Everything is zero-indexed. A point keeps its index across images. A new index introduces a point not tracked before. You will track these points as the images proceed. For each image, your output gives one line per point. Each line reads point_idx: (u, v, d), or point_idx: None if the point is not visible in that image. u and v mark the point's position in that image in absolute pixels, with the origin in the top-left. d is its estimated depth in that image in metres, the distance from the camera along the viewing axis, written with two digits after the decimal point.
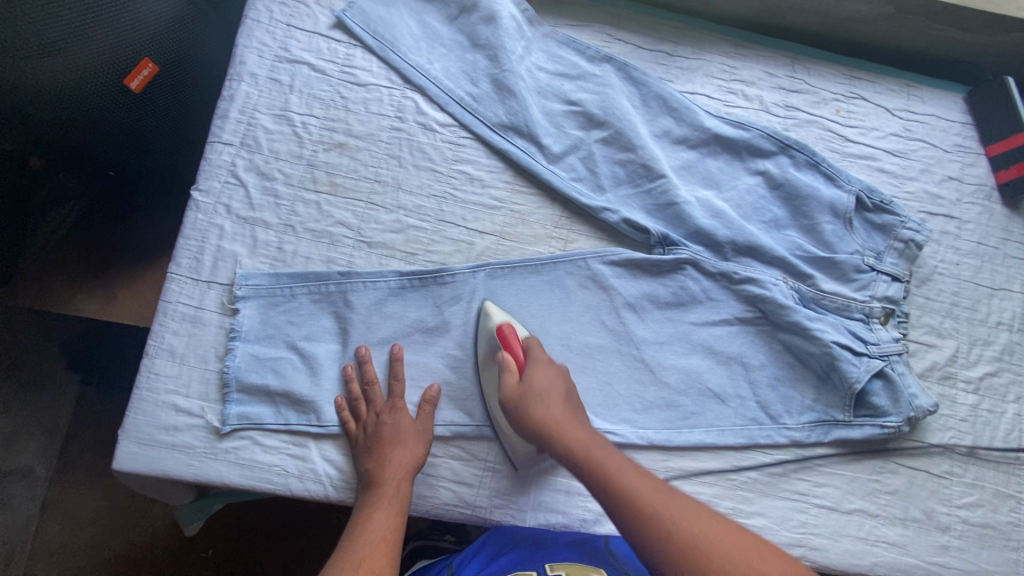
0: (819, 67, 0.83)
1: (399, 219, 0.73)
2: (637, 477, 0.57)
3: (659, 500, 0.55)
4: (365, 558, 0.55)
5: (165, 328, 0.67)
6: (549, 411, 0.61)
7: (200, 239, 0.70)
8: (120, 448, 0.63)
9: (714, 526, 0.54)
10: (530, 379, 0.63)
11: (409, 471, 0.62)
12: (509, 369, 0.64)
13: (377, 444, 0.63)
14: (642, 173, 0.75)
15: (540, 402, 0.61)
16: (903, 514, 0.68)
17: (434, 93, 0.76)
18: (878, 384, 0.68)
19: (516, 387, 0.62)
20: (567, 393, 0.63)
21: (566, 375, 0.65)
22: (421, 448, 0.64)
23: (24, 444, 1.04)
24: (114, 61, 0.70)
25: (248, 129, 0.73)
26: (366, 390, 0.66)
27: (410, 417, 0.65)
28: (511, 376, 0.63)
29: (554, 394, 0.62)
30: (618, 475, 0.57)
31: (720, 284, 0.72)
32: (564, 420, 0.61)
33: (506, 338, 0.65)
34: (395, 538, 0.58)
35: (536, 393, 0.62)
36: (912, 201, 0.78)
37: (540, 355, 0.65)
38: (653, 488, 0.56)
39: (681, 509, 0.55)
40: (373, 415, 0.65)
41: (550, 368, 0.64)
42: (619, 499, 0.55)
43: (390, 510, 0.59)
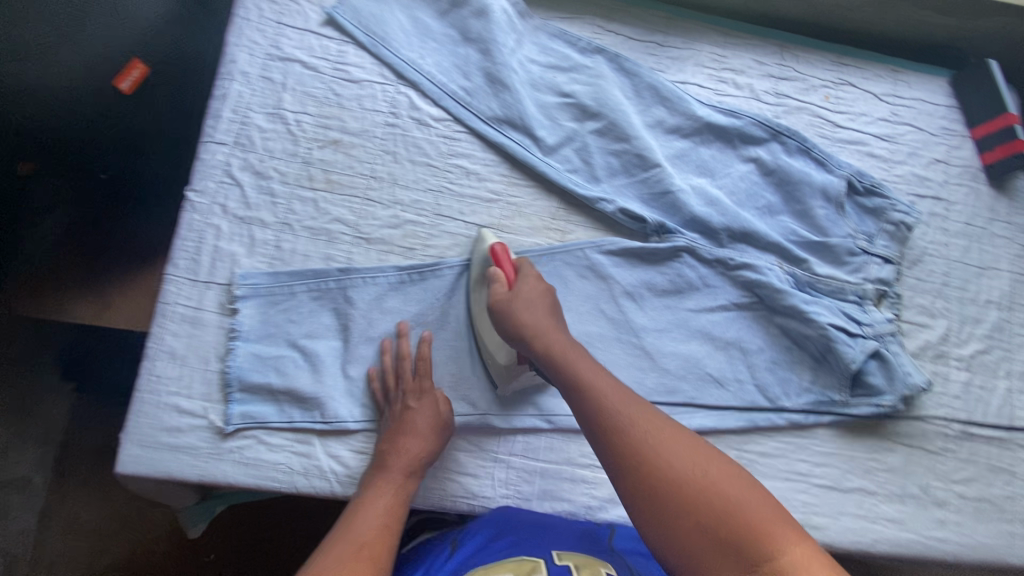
0: (807, 55, 0.85)
1: (396, 215, 0.73)
2: (609, 381, 0.56)
3: (625, 405, 0.53)
4: (364, 540, 0.56)
5: (164, 330, 0.67)
6: (532, 317, 0.60)
7: (197, 239, 0.69)
8: (123, 451, 0.62)
9: (673, 435, 0.51)
10: (518, 289, 0.62)
11: (419, 461, 0.62)
12: (499, 281, 0.63)
13: (396, 427, 0.63)
14: (637, 163, 0.76)
15: (525, 310, 0.60)
16: (901, 491, 0.69)
17: (428, 88, 0.76)
18: (873, 364, 0.69)
19: (503, 295, 0.62)
20: (554, 308, 0.62)
21: (555, 295, 0.64)
22: (436, 441, 0.63)
23: (19, 455, 1.05)
24: (104, 59, 0.70)
25: (242, 128, 0.73)
26: (398, 364, 0.67)
27: (433, 404, 0.65)
28: (500, 288, 0.63)
29: (541, 304, 0.61)
30: (589, 376, 0.55)
31: (717, 271, 0.73)
32: (547, 325, 0.60)
33: (500, 257, 0.65)
34: (397, 523, 0.58)
35: (523, 299, 0.61)
36: (900, 184, 0.79)
37: (531, 272, 0.64)
38: (621, 394, 0.55)
39: (645, 416, 0.53)
40: (399, 392, 0.65)
41: (541, 285, 0.63)
42: (584, 397, 0.54)
43: (395, 498, 0.60)
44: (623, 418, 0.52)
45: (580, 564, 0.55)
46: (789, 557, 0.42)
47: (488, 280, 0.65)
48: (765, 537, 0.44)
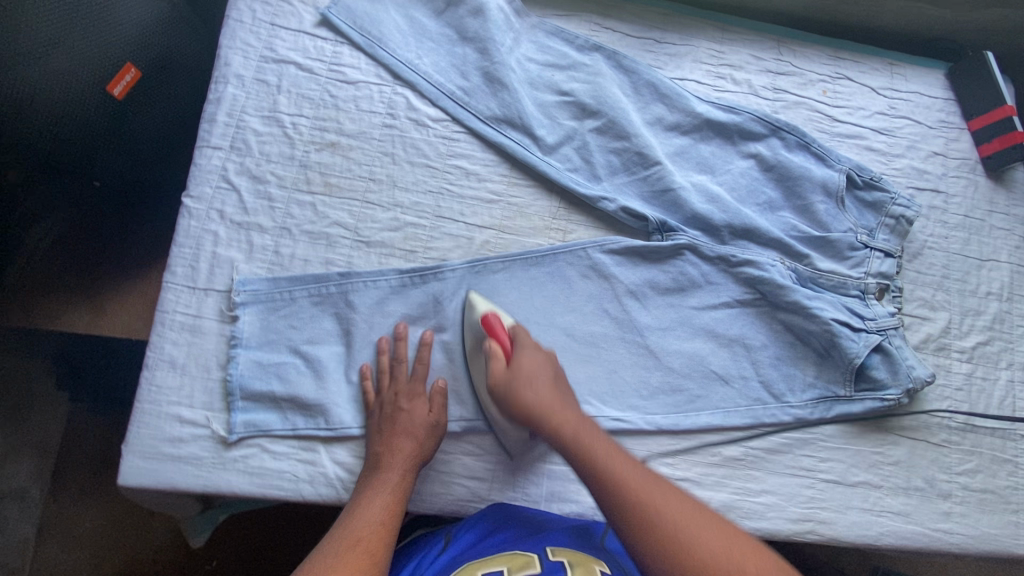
0: (804, 49, 0.84)
1: (396, 217, 0.72)
2: (623, 461, 0.56)
3: (646, 487, 0.54)
4: (362, 537, 0.55)
5: (163, 339, 0.66)
6: (538, 396, 0.60)
7: (194, 246, 0.68)
8: (125, 463, 0.62)
9: (700, 521, 0.52)
10: (519, 363, 0.62)
11: (413, 458, 0.61)
12: (497, 355, 0.63)
13: (390, 429, 0.62)
14: (637, 161, 0.75)
15: (528, 387, 0.61)
16: (906, 484, 0.70)
17: (425, 89, 0.76)
18: (876, 358, 0.69)
19: (503, 373, 0.62)
20: (555, 379, 0.63)
21: (556, 362, 0.65)
22: (429, 440, 0.63)
23: (16, 467, 1.03)
24: (94, 65, 0.68)
25: (237, 132, 0.72)
26: (393, 365, 0.66)
27: (426, 407, 0.65)
28: (498, 363, 0.62)
29: (543, 379, 0.62)
30: (603, 459, 0.56)
31: (719, 268, 0.73)
32: (553, 403, 0.60)
33: (492, 327, 0.65)
34: (396, 521, 0.57)
35: (525, 376, 0.61)
36: (899, 177, 0.80)
37: (529, 341, 0.64)
38: (639, 475, 0.55)
39: (666, 499, 0.53)
40: (391, 394, 0.65)
41: (540, 354, 0.64)
42: (601, 483, 0.54)
43: (390, 493, 0.59)
44: (644, 504, 0.52)
45: (574, 561, 0.56)
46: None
47: (484, 352, 0.64)
48: None
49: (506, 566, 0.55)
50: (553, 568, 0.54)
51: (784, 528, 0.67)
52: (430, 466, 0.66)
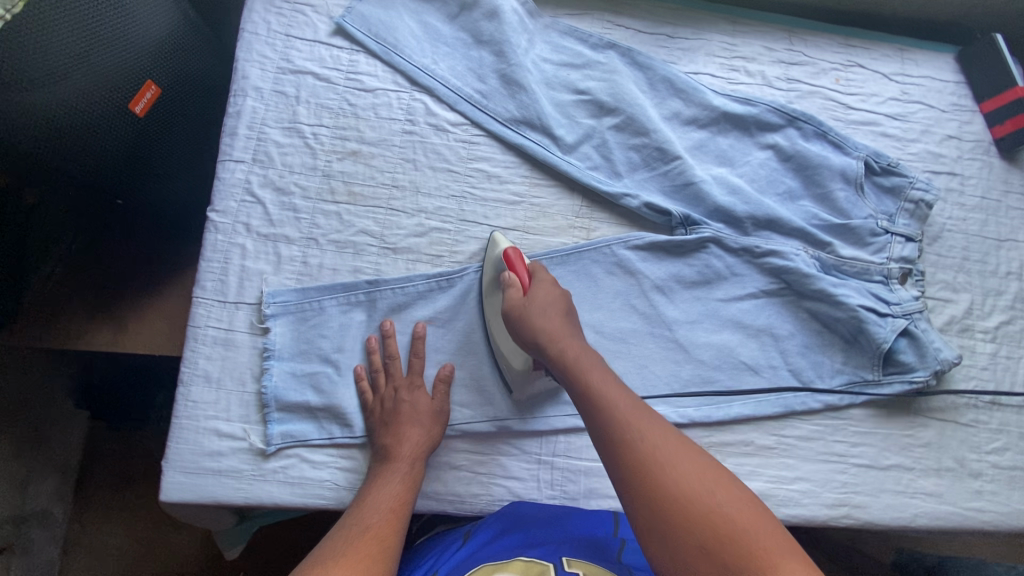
0: (815, 39, 0.85)
1: (421, 223, 0.72)
2: (621, 390, 0.56)
3: (634, 415, 0.54)
4: (372, 524, 0.56)
5: (197, 353, 0.66)
6: (547, 324, 0.60)
7: (222, 260, 0.69)
8: (166, 480, 0.62)
9: (682, 454, 0.51)
10: (533, 295, 0.62)
11: (422, 448, 0.62)
12: (513, 287, 0.64)
13: (396, 420, 0.63)
14: (657, 156, 0.76)
15: (538, 315, 0.61)
16: (937, 465, 0.71)
17: (444, 93, 0.76)
18: (904, 342, 0.70)
19: (518, 303, 0.62)
20: (569, 313, 0.63)
21: (569, 299, 0.64)
22: (434, 429, 0.64)
23: (39, 488, 1.02)
24: (118, 83, 0.68)
25: (259, 144, 0.72)
26: (387, 363, 0.67)
27: (427, 398, 0.65)
28: (513, 292, 0.63)
29: (555, 310, 0.62)
30: (601, 383, 0.56)
31: (744, 259, 0.74)
32: (561, 330, 0.60)
33: (512, 262, 0.66)
34: (405, 508, 0.58)
35: (537, 306, 0.62)
36: (915, 162, 0.80)
37: (546, 278, 0.65)
38: (635, 407, 0.55)
39: (656, 431, 0.53)
40: (391, 390, 0.65)
41: (555, 290, 0.64)
42: (595, 406, 0.55)
43: (398, 484, 0.60)
44: (634, 429, 0.53)
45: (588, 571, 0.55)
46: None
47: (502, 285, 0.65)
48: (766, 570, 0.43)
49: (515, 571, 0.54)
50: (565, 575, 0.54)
51: (820, 514, 0.67)
52: (467, 468, 0.66)
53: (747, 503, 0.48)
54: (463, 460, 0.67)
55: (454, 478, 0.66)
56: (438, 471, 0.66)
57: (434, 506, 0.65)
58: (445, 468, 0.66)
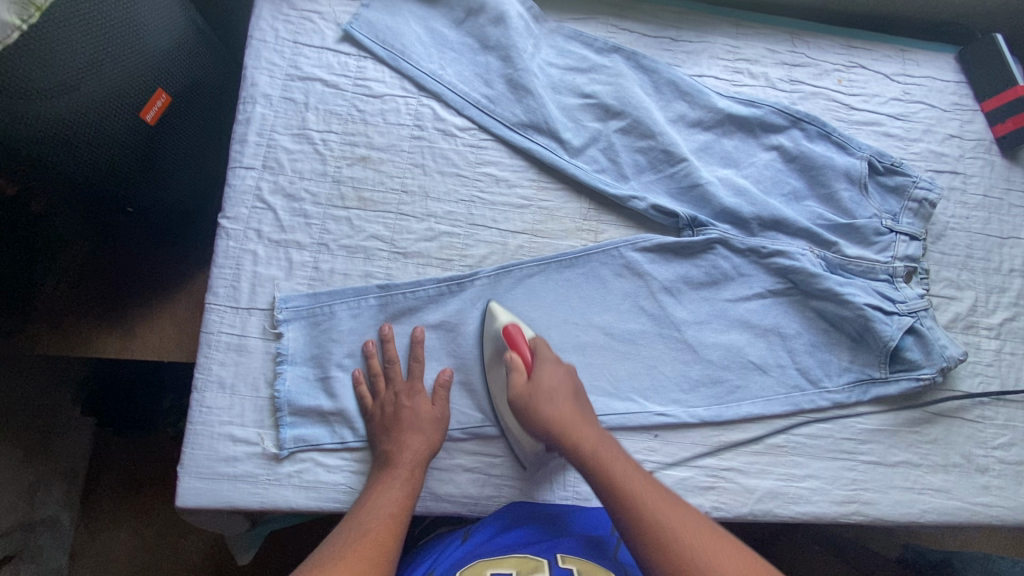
0: (817, 40, 0.86)
1: (431, 227, 0.73)
2: (642, 482, 0.57)
3: (661, 507, 0.55)
4: (370, 529, 0.56)
5: (210, 359, 0.66)
6: (559, 411, 0.61)
7: (234, 266, 0.69)
8: (182, 485, 0.62)
9: (714, 543, 0.53)
10: (540, 379, 0.63)
11: (422, 453, 0.62)
12: (518, 368, 0.63)
13: (395, 426, 0.63)
14: (663, 159, 0.76)
15: (548, 401, 0.61)
16: (945, 461, 0.71)
17: (451, 98, 0.76)
18: (910, 339, 0.71)
19: (525, 388, 0.62)
20: (576, 392, 0.63)
21: (574, 375, 0.65)
22: (435, 434, 0.64)
23: (47, 495, 1.02)
24: (130, 92, 0.68)
25: (269, 151, 0.72)
26: (386, 368, 0.67)
27: (427, 403, 0.66)
28: (520, 375, 0.63)
29: (563, 393, 0.62)
30: (621, 477, 0.57)
31: (750, 259, 0.74)
32: (574, 420, 0.61)
33: (514, 339, 0.65)
34: (404, 513, 0.58)
35: (546, 391, 0.62)
36: (918, 161, 0.81)
37: (548, 354, 0.65)
38: (661, 499, 0.56)
39: (687, 526, 0.54)
40: (391, 394, 0.66)
41: (559, 367, 0.64)
42: (623, 504, 0.56)
43: (398, 487, 0.60)
44: (667, 527, 0.54)
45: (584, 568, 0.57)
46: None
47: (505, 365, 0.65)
48: None
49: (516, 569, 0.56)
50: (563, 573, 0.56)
51: (830, 510, 0.68)
52: (480, 471, 0.67)
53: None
54: (476, 462, 0.67)
55: (468, 480, 0.66)
56: (452, 473, 0.67)
57: (449, 508, 0.65)
58: (458, 470, 0.67)
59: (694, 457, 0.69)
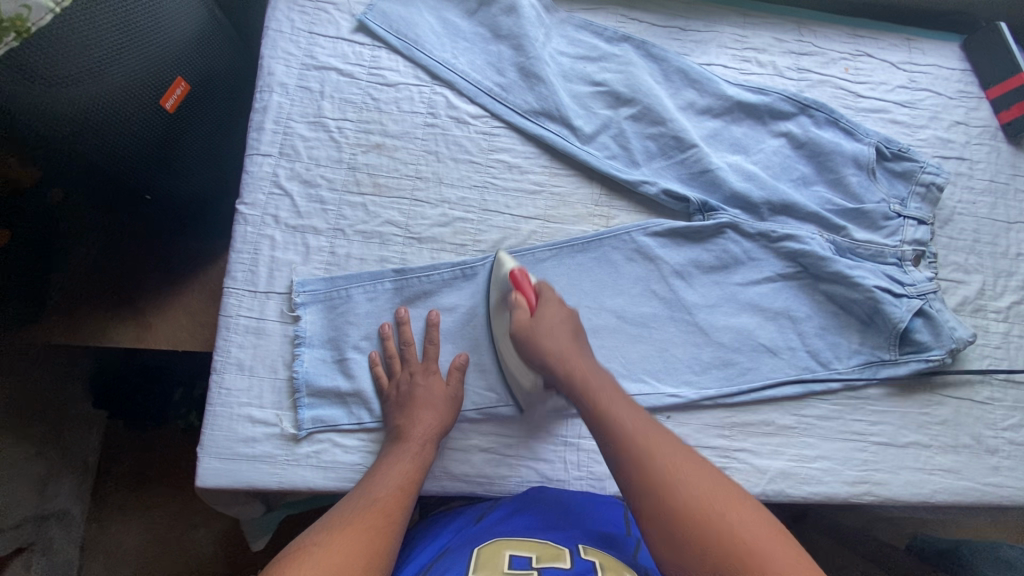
0: (824, 30, 0.87)
1: (445, 213, 0.74)
2: (631, 411, 0.60)
3: (640, 426, 0.58)
4: (379, 499, 0.57)
5: (229, 342, 0.67)
6: (557, 345, 0.63)
7: (252, 251, 0.70)
8: (201, 465, 0.63)
9: (686, 463, 0.55)
10: (542, 317, 0.65)
11: (433, 430, 0.63)
12: (521, 307, 0.65)
13: (409, 403, 0.64)
14: (674, 145, 0.78)
15: (548, 337, 0.63)
16: (955, 442, 0.72)
17: (464, 87, 0.78)
18: (919, 321, 0.72)
19: (526, 323, 0.64)
20: (576, 333, 0.65)
21: (577, 318, 0.66)
22: (447, 412, 0.65)
23: (59, 487, 1.03)
24: (151, 79, 0.69)
25: (285, 139, 0.74)
26: (402, 350, 0.68)
27: (441, 382, 0.67)
28: (522, 313, 0.65)
29: (563, 331, 0.64)
30: (610, 404, 0.60)
31: (760, 244, 0.75)
32: (571, 353, 0.63)
33: (518, 281, 0.66)
34: (412, 487, 0.59)
35: (546, 328, 0.64)
36: (925, 147, 0.82)
37: (552, 297, 0.67)
38: (641, 423, 0.59)
39: (668, 453, 0.56)
40: (406, 374, 0.67)
41: (562, 310, 0.66)
42: (609, 429, 0.58)
43: (407, 462, 0.61)
44: (643, 446, 0.56)
45: (605, 563, 0.56)
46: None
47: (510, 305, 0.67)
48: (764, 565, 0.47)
49: (536, 554, 0.57)
50: (582, 563, 0.55)
51: (841, 491, 0.69)
52: (494, 451, 0.68)
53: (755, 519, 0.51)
54: (490, 442, 0.68)
55: (483, 460, 0.67)
56: (467, 453, 0.67)
57: (464, 488, 0.66)
58: (473, 450, 0.68)
59: (706, 438, 0.70)
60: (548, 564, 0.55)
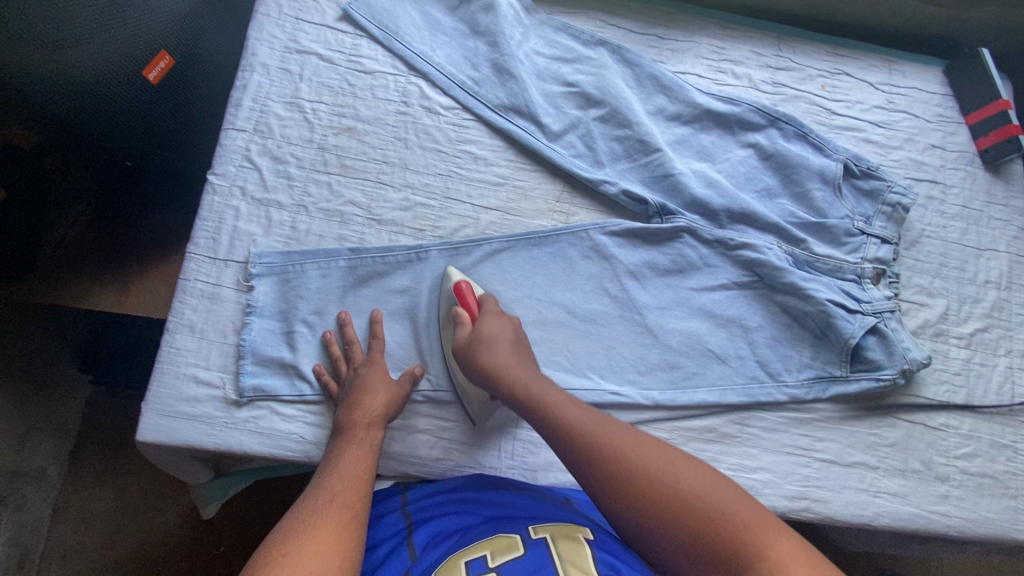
0: (804, 47, 0.87)
1: (407, 198, 0.76)
2: (575, 407, 0.60)
3: (591, 423, 0.58)
4: (338, 492, 0.56)
5: (184, 304, 0.69)
6: (496, 355, 0.64)
7: (217, 220, 0.73)
8: (143, 420, 0.65)
9: (648, 448, 0.56)
10: (481, 327, 0.66)
11: (378, 417, 0.64)
12: (462, 321, 0.67)
13: (352, 395, 0.64)
14: (638, 148, 0.78)
15: (486, 348, 0.64)
16: (903, 466, 0.70)
17: (438, 78, 0.80)
18: (872, 339, 0.71)
19: (466, 337, 0.66)
20: (516, 341, 0.66)
21: (517, 327, 0.68)
22: (391, 401, 0.65)
23: (36, 446, 1.08)
24: (135, 51, 0.72)
25: (261, 116, 0.76)
26: (346, 349, 0.69)
27: (384, 372, 0.67)
28: (463, 327, 0.67)
29: (502, 340, 0.65)
30: (556, 407, 0.60)
31: (718, 251, 0.75)
32: (511, 362, 0.64)
33: (463, 294, 0.69)
34: (369, 473, 0.59)
35: (484, 339, 0.65)
36: (897, 168, 0.82)
37: (493, 309, 0.68)
38: (589, 418, 0.59)
39: (624, 435, 0.57)
40: (351, 370, 0.67)
41: (503, 319, 0.67)
42: (564, 438, 0.58)
43: (361, 449, 0.61)
44: (598, 443, 0.56)
45: (558, 535, 0.54)
46: (774, 551, 0.46)
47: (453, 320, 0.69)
48: (745, 533, 0.48)
49: (489, 550, 0.52)
50: (537, 545, 0.52)
51: (779, 505, 0.68)
52: (431, 433, 0.69)
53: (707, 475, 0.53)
54: (429, 424, 0.69)
55: (417, 441, 0.68)
56: (404, 433, 0.68)
57: (396, 467, 0.67)
58: (410, 431, 0.68)
59: None
60: (505, 561, 0.50)
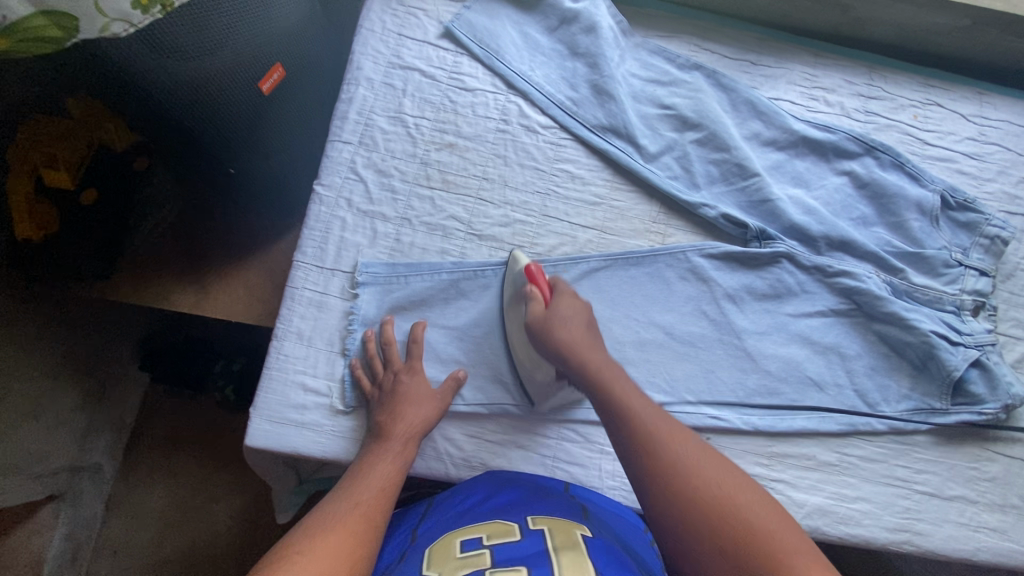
0: (895, 76, 0.88)
1: (506, 214, 0.77)
2: (648, 404, 0.59)
3: (654, 419, 0.57)
4: (361, 501, 0.56)
5: (292, 312, 0.71)
6: (569, 330, 0.62)
7: (323, 229, 0.74)
8: (253, 425, 0.66)
9: (710, 462, 0.54)
10: (556, 307, 0.64)
11: (418, 430, 0.63)
12: (535, 300, 0.65)
13: (393, 401, 0.64)
14: (736, 172, 0.79)
15: (561, 327, 0.62)
16: (1003, 501, 0.70)
17: (537, 98, 0.81)
18: (975, 372, 0.70)
19: (540, 314, 0.64)
20: (589, 323, 0.64)
21: (591, 311, 0.66)
22: (432, 413, 0.65)
23: (95, 443, 1.05)
24: (255, 61, 0.74)
25: (366, 130, 0.78)
26: (384, 350, 0.69)
27: (428, 385, 0.67)
28: (536, 305, 0.65)
29: (578, 321, 0.64)
30: (627, 396, 0.58)
31: (815, 277, 0.76)
32: (585, 342, 0.62)
33: (534, 276, 0.67)
34: (394, 490, 0.59)
35: (560, 318, 0.63)
36: (991, 201, 0.81)
37: (567, 291, 0.66)
38: (653, 413, 0.58)
39: (685, 442, 0.55)
40: (389, 374, 0.67)
41: (578, 302, 0.65)
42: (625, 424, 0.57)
43: (394, 462, 0.60)
44: (654, 437, 0.55)
45: (554, 528, 0.56)
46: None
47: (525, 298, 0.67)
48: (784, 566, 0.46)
49: (485, 532, 0.56)
50: (532, 536, 0.54)
51: (879, 536, 0.67)
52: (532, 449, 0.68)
53: (773, 502, 0.52)
54: (528, 439, 0.69)
55: (518, 457, 0.68)
56: (503, 447, 0.68)
57: None
58: (510, 446, 0.68)
59: (745, 464, 0.69)
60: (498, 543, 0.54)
